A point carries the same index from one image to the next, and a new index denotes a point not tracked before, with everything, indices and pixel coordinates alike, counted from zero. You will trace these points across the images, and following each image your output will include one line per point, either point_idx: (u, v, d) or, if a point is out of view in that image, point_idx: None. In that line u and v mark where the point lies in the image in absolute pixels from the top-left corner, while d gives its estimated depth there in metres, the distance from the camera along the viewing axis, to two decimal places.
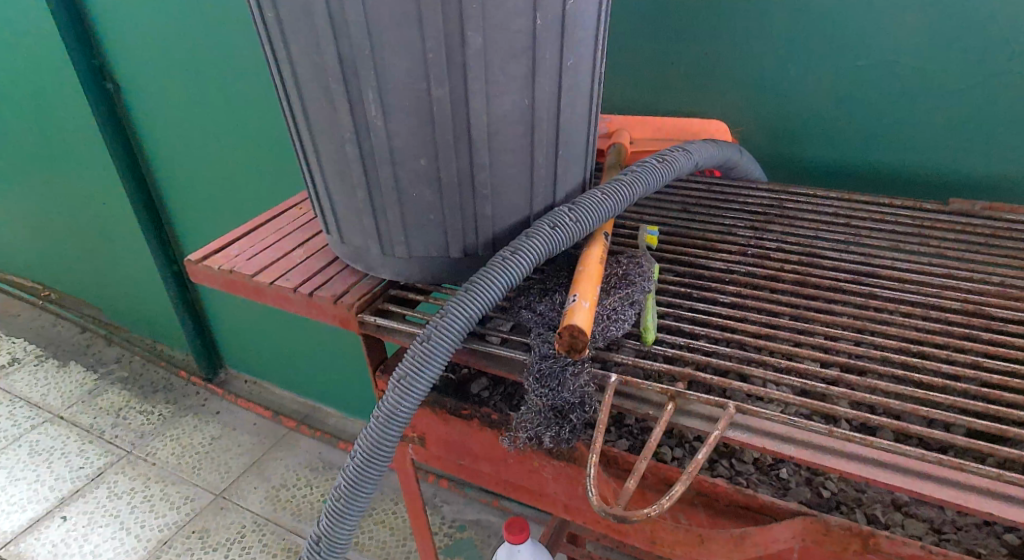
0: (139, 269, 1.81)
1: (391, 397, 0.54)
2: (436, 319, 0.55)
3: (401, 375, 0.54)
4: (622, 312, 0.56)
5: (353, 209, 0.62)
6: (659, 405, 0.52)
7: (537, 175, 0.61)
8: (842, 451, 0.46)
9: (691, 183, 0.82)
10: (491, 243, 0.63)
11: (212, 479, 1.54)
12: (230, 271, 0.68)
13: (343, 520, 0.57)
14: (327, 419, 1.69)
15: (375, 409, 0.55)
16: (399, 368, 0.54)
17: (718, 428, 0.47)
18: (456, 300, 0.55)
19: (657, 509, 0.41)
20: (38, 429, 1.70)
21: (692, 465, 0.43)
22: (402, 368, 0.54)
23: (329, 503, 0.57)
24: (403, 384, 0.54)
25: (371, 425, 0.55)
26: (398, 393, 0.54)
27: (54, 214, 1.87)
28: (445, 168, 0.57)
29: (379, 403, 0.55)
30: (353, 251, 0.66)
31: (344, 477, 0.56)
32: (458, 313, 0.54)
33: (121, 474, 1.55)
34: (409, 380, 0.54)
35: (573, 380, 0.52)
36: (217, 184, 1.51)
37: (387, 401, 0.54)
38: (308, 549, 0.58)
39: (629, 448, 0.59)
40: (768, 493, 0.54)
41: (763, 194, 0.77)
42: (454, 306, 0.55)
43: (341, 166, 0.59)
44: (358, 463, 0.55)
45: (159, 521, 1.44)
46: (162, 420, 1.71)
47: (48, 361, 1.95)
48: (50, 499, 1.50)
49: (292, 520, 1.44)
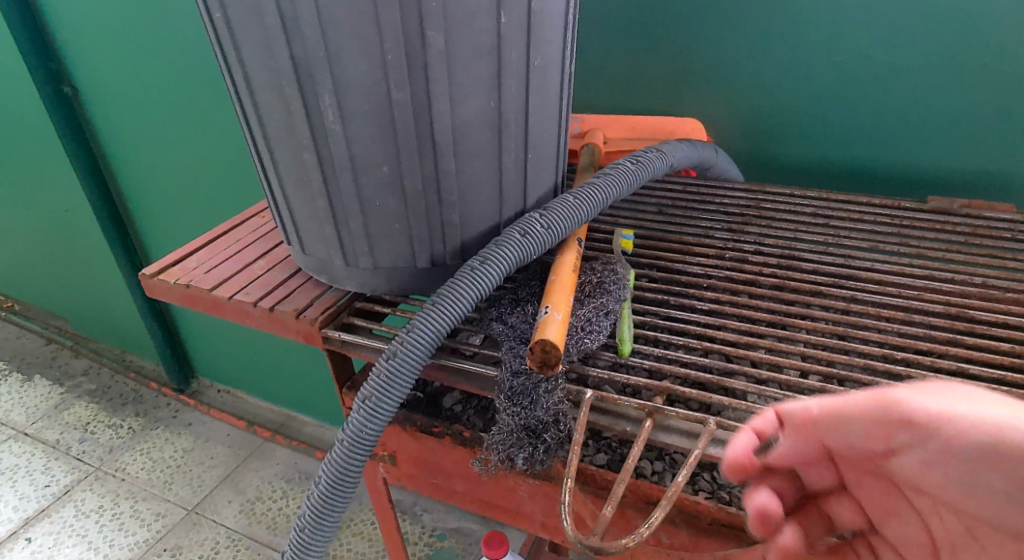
0: (105, 278, 1.75)
1: (356, 418, 0.51)
2: (403, 334, 0.52)
3: (367, 395, 0.51)
4: (597, 323, 0.54)
5: (314, 218, 0.59)
6: (637, 421, 0.50)
7: (506, 181, 0.58)
8: None
9: (669, 184, 0.80)
10: (460, 251, 0.60)
11: (184, 493, 1.49)
12: (187, 285, 0.65)
13: (309, 551, 0.54)
14: (304, 428, 1.65)
15: (340, 430, 0.52)
16: (365, 387, 0.51)
17: (699, 445, 0.45)
18: (423, 311, 0.52)
19: (637, 539, 0.39)
20: (1, 446, 1.63)
21: (674, 489, 0.41)
22: (368, 387, 0.51)
23: (293, 534, 0.54)
24: (369, 403, 0.51)
25: (335, 448, 0.52)
26: (364, 413, 0.51)
27: (15, 222, 1.81)
28: (409, 176, 0.54)
29: (346, 423, 0.52)
30: (317, 262, 0.63)
31: (308, 506, 0.53)
32: (429, 327, 0.52)
33: (88, 492, 1.50)
34: (375, 399, 0.51)
35: (547, 397, 0.49)
36: (183, 192, 1.46)
37: (352, 422, 0.51)
38: None
39: (608, 463, 0.56)
40: (751, 508, 0.52)
41: (742, 194, 0.76)
42: (423, 320, 0.52)
43: (300, 176, 0.56)
44: (323, 493, 0.52)
45: (129, 539, 1.39)
46: (132, 433, 1.66)
47: (12, 375, 1.88)
48: (12, 520, 1.44)
49: (268, 534, 1.39)
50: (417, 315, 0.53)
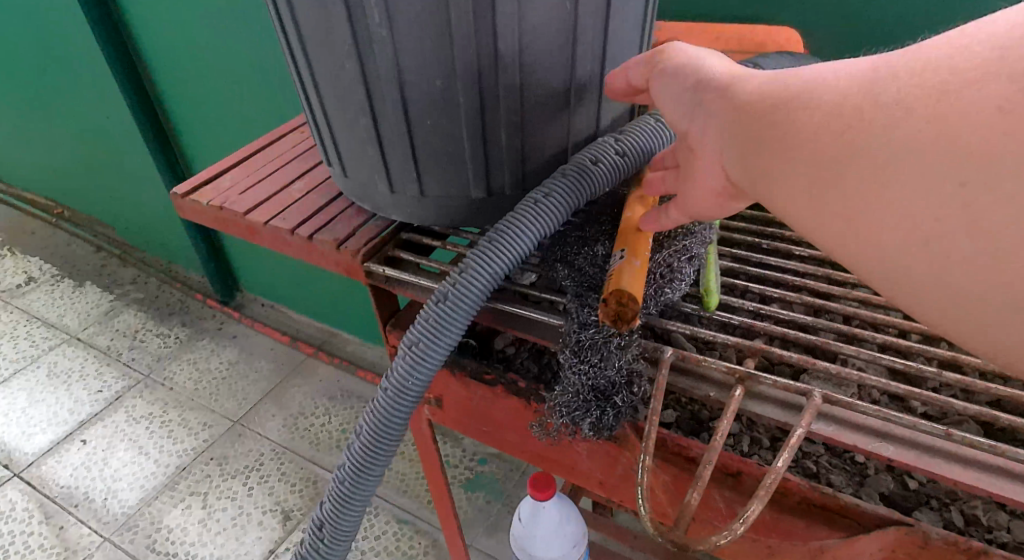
0: (149, 188, 1.73)
1: (400, 367, 0.46)
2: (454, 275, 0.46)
3: (412, 342, 0.46)
4: (681, 271, 0.47)
5: (356, 139, 0.52)
6: (723, 386, 0.44)
7: (577, 99, 0.50)
8: (957, 457, 0.39)
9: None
10: (520, 180, 0.53)
11: (230, 405, 1.52)
12: (220, 208, 0.59)
13: (351, 503, 0.51)
14: (346, 346, 1.65)
15: (383, 378, 0.48)
16: (411, 333, 0.46)
17: (802, 426, 0.38)
18: (477, 250, 0.46)
19: (726, 538, 0.35)
20: (56, 350, 1.68)
21: (771, 478, 0.36)
22: (414, 333, 0.46)
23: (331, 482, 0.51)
24: (414, 350, 0.46)
25: (378, 398, 0.47)
26: (409, 361, 0.46)
27: (58, 127, 1.78)
28: (466, 92, 0.46)
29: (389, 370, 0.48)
30: (359, 187, 0.57)
31: (350, 455, 0.49)
32: (484, 269, 0.45)
33: (138, 398, 1.54)
34: (422, 347, 0.45)
35: (619, 356, 0.43)
36: (222, 101, 1.40)
37: (397, 370, 0.47)
38: (312, 529, 0.53)
39: (678, 423, 0.50)
40: (841, 483, 0.46)
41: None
42: (476, 259, 0.45)
43: (340, 89, 0.48)
44: (364, 443, 0.48)
45: (177, 447, 1.43)
46: (179, 343, 1.69)
47: (64, 281, 1.92)
48: (69, 422, 1.49)
49: (310, 450, 1.42)
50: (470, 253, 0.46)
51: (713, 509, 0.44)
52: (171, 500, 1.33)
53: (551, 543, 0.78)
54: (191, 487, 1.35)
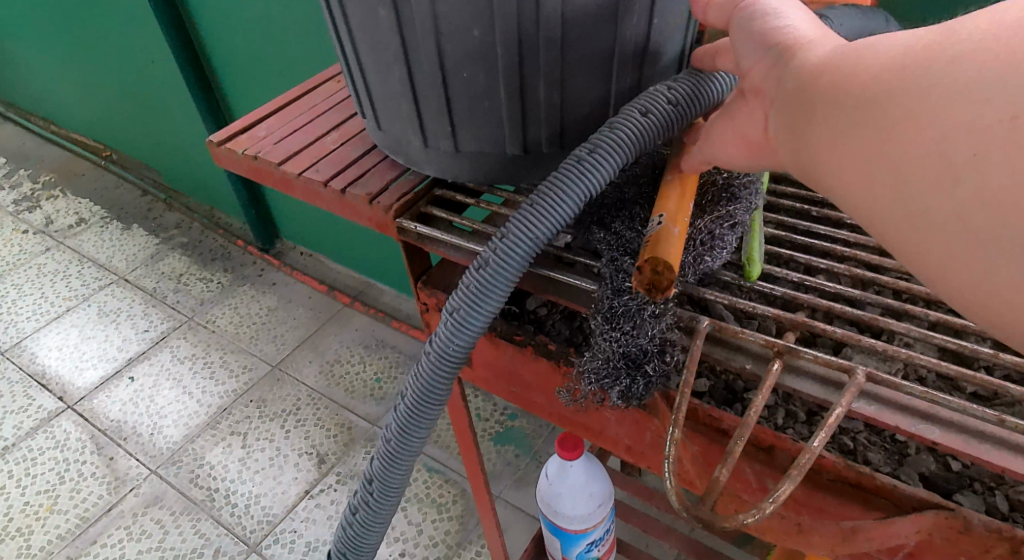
0: (191, 133, 1.74)
1: (442, 334, 0.46)
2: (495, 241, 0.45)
3: (454, 310, 0.45)
4: (723, 240, 0.45)
5: (390, 90, 0.50)
6: (760, 358, 0.42)
7: (622, 52, 0.47)
8: (1010, 444, 0.36)
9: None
10: (558, 138, 0.51)
11: (269, 350, 1.56)
12: (254, 158, 0.59)
13: (399, 466, 0.52)
14: (382, 297, 1.66)
15: (426, 343, 0.48)
16: (452, 301, 0.46)
17: (842, 404, 0.36)
18: (519, 214, 0.44)
19: (756, 515, 0.34)
20: (105, 290, 1.75)
21: (805, 459, 0.34)
22: (455, 299, 0.46)
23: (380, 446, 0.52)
24: (455, 317, 0.45)
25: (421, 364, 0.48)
26: (451, 328, 0.46)
27: (105, 70, 1.80)
28: (504, 44, 0.44)
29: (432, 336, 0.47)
30: (393, 140, 0.55)
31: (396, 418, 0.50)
32: (525, 235, 0.43)
33: (183, 340, 1.60)
34: (463, 314, 0.45)
35: (652, 324, 0.42)
36: (261, 46, 1.38)
37: (439, 336, 0.46)
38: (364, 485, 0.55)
39: (711, 392, 0.49)
40: (879, 461, 0.45)
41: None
42: (518, 225, 0.44)
43: (374, 38, 0.47)
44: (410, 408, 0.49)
45: (219, 387, 1.49)
46: (221, 288, 1.73)
47: (113, 223, 1.98)
48: (118, 359, 1.56)
49: (345, 397, 1.45)
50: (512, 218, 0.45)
51: (744, 481, 0.43)
52: (213, 438, 1.39)
53: (578, 502, 0.79)
54: (232, 427, 1.41)
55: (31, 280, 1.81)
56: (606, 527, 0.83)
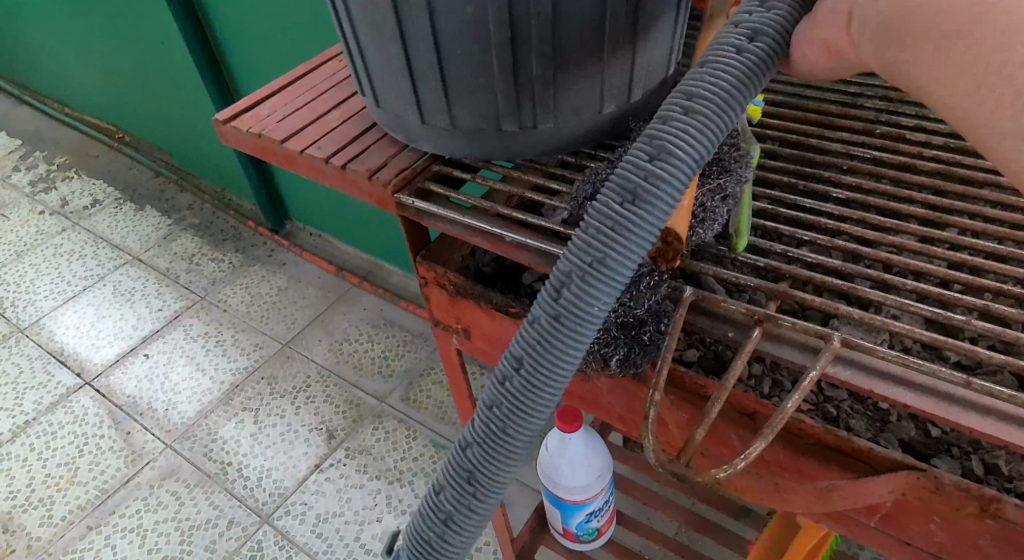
0: (201, 114, 1.76)
1: (546, 343, 0.39)
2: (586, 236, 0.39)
3: (563, 314, 0.38)
4: (713, 211, 0.46)
5: (388, 67, 0.51)
6: (742, 326, 0.43)
7: (614, 28, 0.48)
8: (977, 405, 0.38)
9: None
10: (552, 115, 0.52)
11: (279, 329, 1.59)
12: (258, 135, 0.61)
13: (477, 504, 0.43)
14: (389, 277, 1.69)
15: (517, 357, 0.40)
16: (558, 304, 0.39)
17: (816, 368, 0.38)
18: (610, 204, 0.38)
19: (728, 471, 0.35)
20: (120, 270, 1.79)
21: (777, 418, 0.36)
22: (545, 306, 0.39)
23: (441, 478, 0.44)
24: (549, 331, 0.39)
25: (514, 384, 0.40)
26: (561, 336, 0.39)
27: (115, 52, 1.82)
28: (496, 20, 0.45)
29: (512, 349, 0.40)
30: (392, 117, 0.57)
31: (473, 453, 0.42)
32: (629, 233, 0.38)
33: (196, 318, 1.63)
34: (577, 316, 0.38)
35: (649, 295, 0.45)
36: (268, 27, 1.39)
37: (540, 346, 0.39)
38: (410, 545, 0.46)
39: (700, 362, 0.50)
40: (861, 427, 0.47)
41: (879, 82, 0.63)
42: (615, 223, 0.38)
43: (371, 15, 0.48)
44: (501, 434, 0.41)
45: (231, 365, 1.52)
46: (232, 268, 1.76)
47: (126, 204, 2.01)
48: (133, 337, 1.60)
49: (354, 374, 1.48)
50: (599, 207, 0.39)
51: (727, 445, 0.45)
52: (225, 414, 1.42)
53: (576, 473, 0.81)
54: (244, 403, 1.44)
55: (49, 260, 1.84)
56: (605, 498, 0.85)
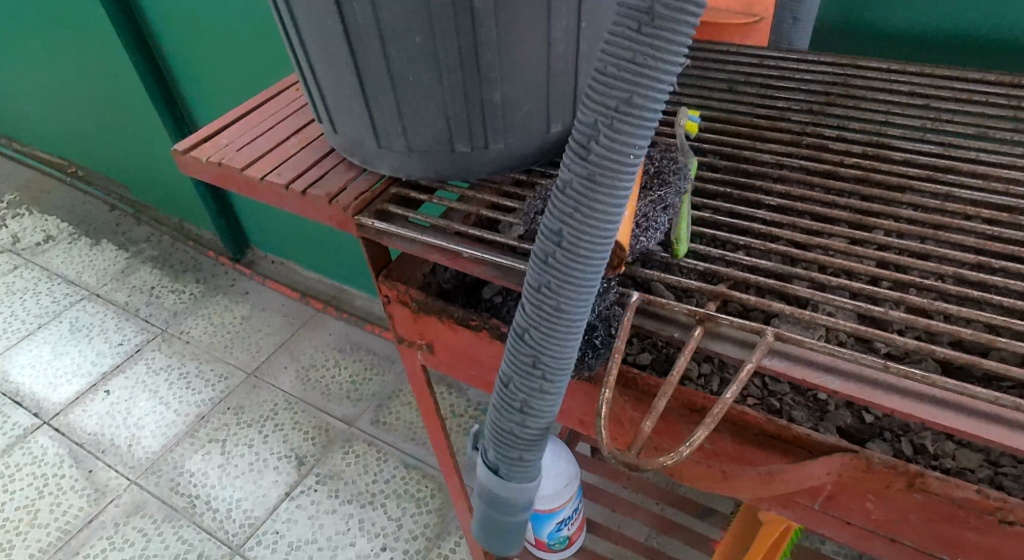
0: (157, 145, 1.75)
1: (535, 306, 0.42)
2: (554, 226, 0.39)
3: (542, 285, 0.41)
4: (655, 220, 0.51)
5: (343, 93, 0.53)
6: (686, 327, 0.47)
7: (556, 53, 0.51)
8: (896, 387, 0.42)
9: (723, 75, 0.71)
10: (502, 135, 0.55)
11: (245, 358, 1.58)
12: (218, 163, 0.62)
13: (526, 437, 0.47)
14: (355, 301, 1.69)
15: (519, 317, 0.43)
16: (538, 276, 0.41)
17: (752, 360, 0.42)
18: (569, 188, 0.38)
19: (675, 458, 0.38)
20: (77, 306, 1.75)
21: (719, 407, 0.39)
22: (533, 303, 0.42)
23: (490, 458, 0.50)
24: (543, 323, 0.41)
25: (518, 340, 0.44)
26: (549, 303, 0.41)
27: (66, 86, 1.80)
28: (444, 47, 0.48)
29: (519, 327, 0.43)
30: (349, 142, 0.59)
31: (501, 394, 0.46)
32: (606, 214, 0.38)
33: (158, 351, 1.60)
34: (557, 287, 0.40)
35: (597, 301, 0.48)
36: (225, 57, 1.40)
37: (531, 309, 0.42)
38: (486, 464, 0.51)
39: (652, 364, 0.53)
40: (803, 418, 0.50)
41: (803, 96, 0.67)
42: (582, 211, 0.38)
43: (325, 45, 0.50)
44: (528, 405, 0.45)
45: (196, 396, 1.50)
46: (194, 299, 1.74)
47: (81, 239, 1.97)
48: (93, 373, 1.56)
49: (322, 400, 1.48)
50: (559, 195, 0.39)
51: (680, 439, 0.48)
52: (192, 446, 1.40)
53: (545, 482, 0.83)
54: (210, 434, 1.42)
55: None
56: (574, 506, 0.87)
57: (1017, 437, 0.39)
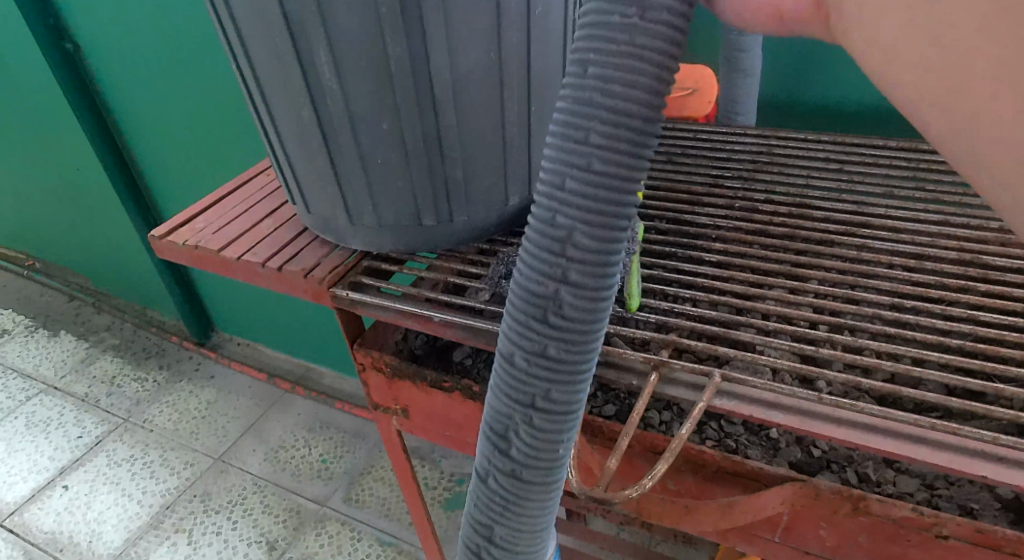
0: (120, 234, 1.76)
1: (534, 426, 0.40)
2: (534, 326, 0.38)
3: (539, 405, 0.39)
4: None
5: (316, 176, 0.58)
6: (642, 374, 0.51)
7: (510, 133, 0.57)
8: (832, 416, 0.46)
9: (663, 148, 0.79)
10: (465, 208, 0.60)
11: (211, 443, 1.54)
12: (195, 246, 0.65)
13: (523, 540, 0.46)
14: (323, 379, 1.68)
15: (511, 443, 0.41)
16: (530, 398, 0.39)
17: (702, 399, 0.46)
18: (551, 308, 0.37)
19: (639, 490, 0.41)
20: (33, 400, 1.69)
21: (675, 440, 0.43)
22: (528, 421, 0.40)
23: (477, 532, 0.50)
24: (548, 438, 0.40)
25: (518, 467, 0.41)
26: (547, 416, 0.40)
27: (27, 180, 1.82)
28: (410, 132, 0.53)
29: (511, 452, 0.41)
30: (322, 221, 0.63)
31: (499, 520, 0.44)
32: (583, 303, 0.37)
33: (119, 442, 1.56)
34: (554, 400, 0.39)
35: None
36: (192, 147, 1.45)
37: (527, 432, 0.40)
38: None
39: (617, 414, 0.57)
40: (757, 455, 0.54)
41: (733, 164, 0.75)
42: (561, 303, 0.37)
43: (299, 134, 0.55)
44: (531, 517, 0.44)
45: (160, 486, 1.45)
46: (157, 386, 1.71)
47: (38, 332, 1.93)
48: (50, 469, 1.50)
49: (292, 480, 1.45)
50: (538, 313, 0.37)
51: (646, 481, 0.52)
52: (156, 539, 1.34)
53: None
54: (176, 524, 1.37)
55: None
56: None
57: (941, 455, 0.43)
